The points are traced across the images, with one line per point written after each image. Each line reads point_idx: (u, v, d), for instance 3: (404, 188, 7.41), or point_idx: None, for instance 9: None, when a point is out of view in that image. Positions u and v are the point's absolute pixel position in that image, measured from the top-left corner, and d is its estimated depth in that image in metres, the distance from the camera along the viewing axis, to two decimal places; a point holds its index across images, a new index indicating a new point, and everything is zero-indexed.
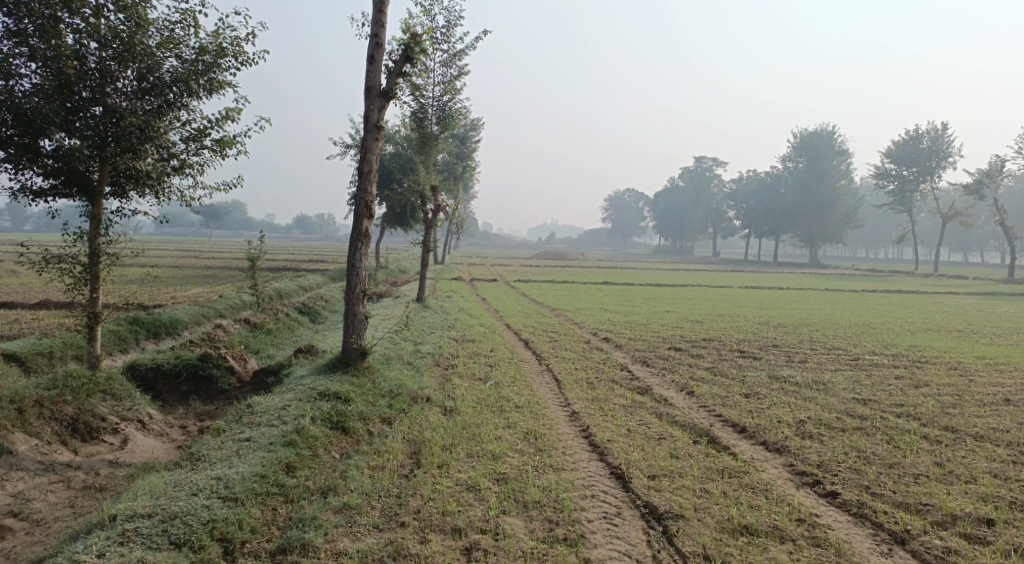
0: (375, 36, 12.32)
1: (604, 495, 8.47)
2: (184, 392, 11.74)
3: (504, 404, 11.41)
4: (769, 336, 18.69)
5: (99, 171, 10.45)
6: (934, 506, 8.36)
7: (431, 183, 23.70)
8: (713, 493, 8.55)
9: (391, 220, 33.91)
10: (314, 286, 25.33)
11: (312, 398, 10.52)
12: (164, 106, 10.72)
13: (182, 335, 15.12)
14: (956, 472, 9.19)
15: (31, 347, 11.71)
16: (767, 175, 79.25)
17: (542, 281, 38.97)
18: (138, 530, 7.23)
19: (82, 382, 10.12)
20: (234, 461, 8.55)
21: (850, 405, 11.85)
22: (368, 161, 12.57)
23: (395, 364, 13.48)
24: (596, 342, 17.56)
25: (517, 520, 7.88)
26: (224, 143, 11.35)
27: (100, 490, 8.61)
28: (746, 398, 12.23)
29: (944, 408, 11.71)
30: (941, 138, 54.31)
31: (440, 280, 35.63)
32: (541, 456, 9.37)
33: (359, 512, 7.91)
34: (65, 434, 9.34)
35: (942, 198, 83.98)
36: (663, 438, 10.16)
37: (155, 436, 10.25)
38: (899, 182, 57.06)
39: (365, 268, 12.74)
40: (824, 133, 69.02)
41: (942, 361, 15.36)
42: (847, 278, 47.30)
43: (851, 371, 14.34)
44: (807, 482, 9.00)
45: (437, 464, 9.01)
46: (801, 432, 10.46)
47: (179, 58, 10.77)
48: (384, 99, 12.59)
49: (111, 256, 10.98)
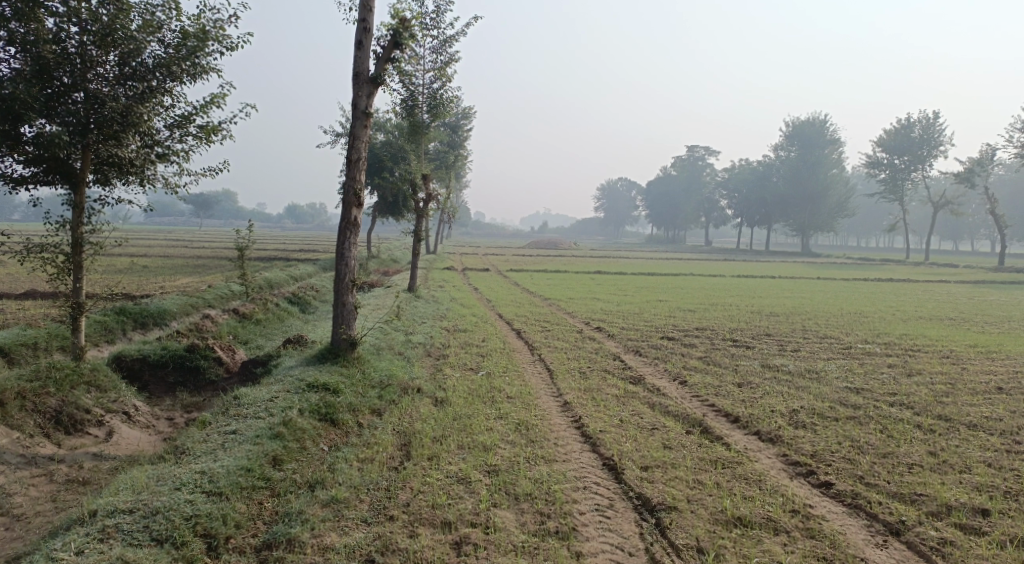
0: (363, 21, 12.09)
1: (596, 486, 8.36)
2: (171, 383, 11.58)
3: (495, 395, 11.28)
4: (761, 325, 18.62)
5: (82, 158, 10.24)
6: (928, 497, 8.30)
7: (422, 172, 23.48)
8: (706, 484, 8.45)
9: (382, 209, 33.69)
10: (304, 275, 25.12)
11: (300, 389, 10.35)
12: (147, 92, 10.47)
13: (171, 325, 14.93)
14: (950, 461, 9.14)
15: (16, 338, 11.53)
16: (759, 163, 79.24)
17: (535, 271, 38.80)
18: (118, 527, 7.07)
19: (66, 373, 9.94)
20: (219, 455, 8.39)
21: (842, 393, 11.79)
22: (357, 148, 12.35)
23: (385, 355, 13.32)
24: (588, 331, 17.43)
25: (509, 513, 7.77)
26: (210, 129, 11.12)
27: (84, 484, 8.40)
28: (739, 387, 12.15)
29: (937, 396, 11.67)
30: (933, 127, 54.32)
31: (432, 269, 35.48)
32: (533, 447, 9.26)
33: (347, 506, 7.77)
34: (48, 427, 9.17)
35: (933, 187, 84.37)
36: (656, 428, 10.07)
37: (141, 428, 10.09)
38: (890, 171, 57.03)
39: (353, 257, 12.54)
40: (816, 122, 68.92)
41: (934, 349, 15.33)
42: (838, 267, 47.40)
43: (843, 359, 14.29)
44: (800, 471, 8.93)
45: (427, 456, 8.88)
46: (794, 422, 10.39)
47: (161, 42, 10.53)
48: (373, 85, 12.35)
49: (94, 245, 10.76)
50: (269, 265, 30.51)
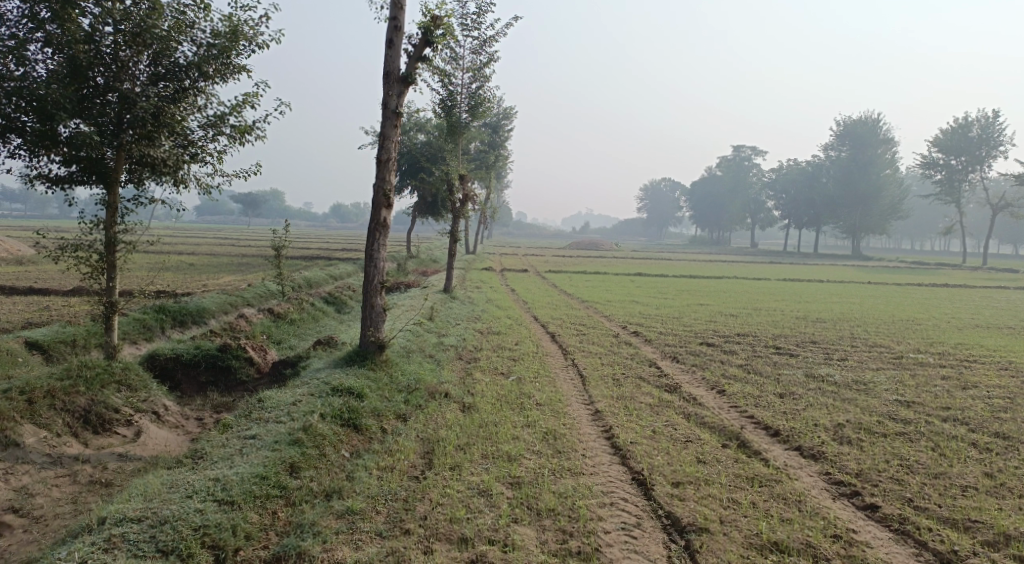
0: (394, 19, 11.89)
1: (624, 503, 7.99)
2: (203, 382, 11.54)
3: (524, 401, 10.97)
4: (807, 332, 17.87)
5: (116, 157, 10.16)
6: (984, 524, 7.71)
7: (460, 172, 23.20)
8: (742, 504, 7.99)
9: (421, 209, 33.62)
10: (343, 274, 25.14)
11: (324, 393, 10.19)
12: (179, 92, 10.43)
13: (208, 324, 15.02)
14: (1008, 485, 8.49)
15: (54, 335, 11.71)
16: (810, 164, 77.29)
17: (576, 272, 38.33)
18: (125, 536, 6.97)
19: (97, 372, 9.92)
20: (236, 461, 8.31)
21: (892, 407, 11.14)
22: (387, 149, 12.15)
23: (415, 357, 13.12)
24: (625, 336, 16.98)
25: (529, 530, 7.45)
26: (243, 129, 11.02)
27: (106, 486, 8.36)
28: (781, 398, 11.59)
29: (995, 412, 10.95)
30: (993, 126, 52.12)
31: (471, 270, 35.32)
32: (559, 459, 8.92)
33: (362, 518, 7.57)
34: (76, 426, 9.12)
35: (994, 188, 81.28)
36: (691, 441, 9.63)
37: (169, 428, 10.04)
38: (946, 172, 54.78)
39: (382, 259, 12.36)
40: (869, 122, 66.76)
41: (992, 360, 14.47)
42: (890, 271, 45.51)
43: (893, 370, 13.59)
44: (844, 492, 8.39)
45: (449, 466, 8.61)
46: (839, 437, 9.82)
47: (193, 41, 10.46)
48: (404, 84, 12.16)
49: (128, 244, 10.68)
50: (309, 264, 30.65)
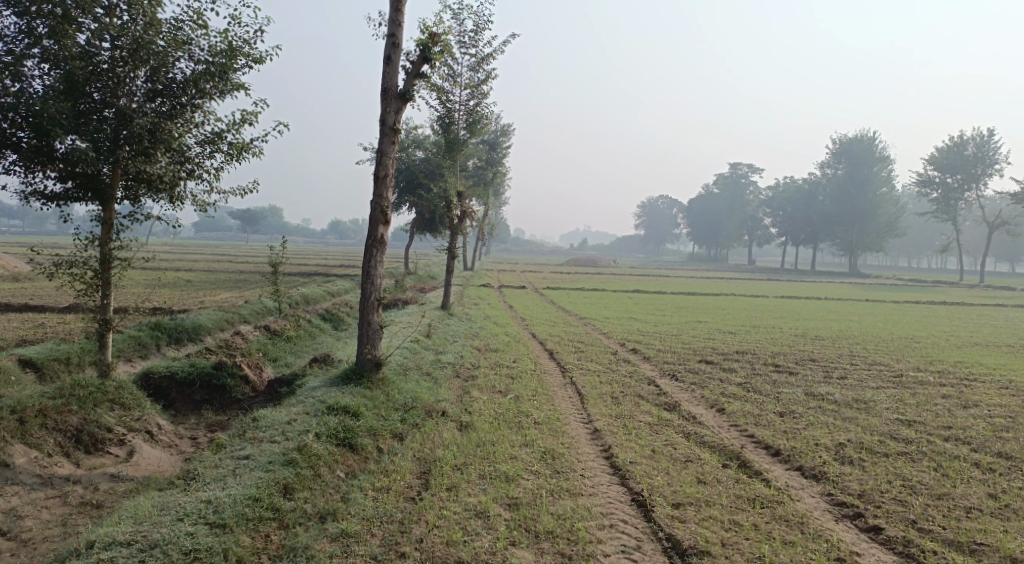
0: (392, 36, 11.91)
1: (624, 525, 7.87)
2: (197, 401, 11.42)
3: (522, 420, 10.85)
4: (806, 349, 17.78)
5: (112, 174, 10.09)
6: (990, 547, 7.59)
7: (457, 189, 23.20)
8: (744, 526, 7.88)
9: (419, 225, 33.61)
10: (340, 291, 25.05)
11: (320, 412, 10.06)
12: (176, 108, 10.41)
13: (204, 341, 14.91)
14: (1013, 506, 8.37)
15: (48, 353, 11.59)
16: (806, 182, 77.64)
17: (573, 289, 38.24)
18: (114, 560, 6.83)
19: (90, 391, 9.80)
20: (229, 482, 8.18)
21: (893, 426, 11.04)
22: (385, 165, 12.11)
23: (412, 375, 13.01)
24: (623, 353, 16.88)
25: (527, 553, 7.32)
26: (240, 145, 10.98)
27: (96, 507, 8.21)
28: (781, 417, 11.49)
29: (997, 431, 10.85)
30: (988, 145, 52.38)
31: (469, 286, 35.24)
32: (558, 479, 8.79)
33: (357, 541, 7.43)
34: (68, 446, 8.98)
35: (989, 206, 81.64)
36: (691, 460, 9.51)
37: (163, 447, 9.90)
38: (942, 190, 54.95)
39: (379, 276, 12.28)
40: (865, 139, 66.96)
41: (992, 379, 14.38)
42: (887, 289, 45.52)
43: (894, 388, 13.49)
44: (847, 514, 8.27)
45: (446, 486, 8.49)
46: (840, 457, 9.71)
47: (191, 58, 10.46)
48: (401, 101, 12.15)
49: (123, 261, 10.59)
50: (306, 281, 30.56)
